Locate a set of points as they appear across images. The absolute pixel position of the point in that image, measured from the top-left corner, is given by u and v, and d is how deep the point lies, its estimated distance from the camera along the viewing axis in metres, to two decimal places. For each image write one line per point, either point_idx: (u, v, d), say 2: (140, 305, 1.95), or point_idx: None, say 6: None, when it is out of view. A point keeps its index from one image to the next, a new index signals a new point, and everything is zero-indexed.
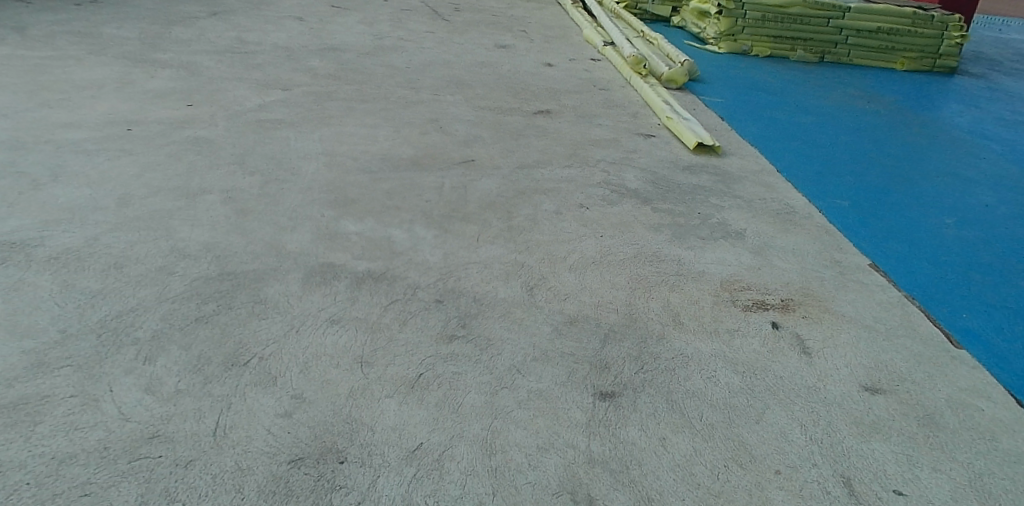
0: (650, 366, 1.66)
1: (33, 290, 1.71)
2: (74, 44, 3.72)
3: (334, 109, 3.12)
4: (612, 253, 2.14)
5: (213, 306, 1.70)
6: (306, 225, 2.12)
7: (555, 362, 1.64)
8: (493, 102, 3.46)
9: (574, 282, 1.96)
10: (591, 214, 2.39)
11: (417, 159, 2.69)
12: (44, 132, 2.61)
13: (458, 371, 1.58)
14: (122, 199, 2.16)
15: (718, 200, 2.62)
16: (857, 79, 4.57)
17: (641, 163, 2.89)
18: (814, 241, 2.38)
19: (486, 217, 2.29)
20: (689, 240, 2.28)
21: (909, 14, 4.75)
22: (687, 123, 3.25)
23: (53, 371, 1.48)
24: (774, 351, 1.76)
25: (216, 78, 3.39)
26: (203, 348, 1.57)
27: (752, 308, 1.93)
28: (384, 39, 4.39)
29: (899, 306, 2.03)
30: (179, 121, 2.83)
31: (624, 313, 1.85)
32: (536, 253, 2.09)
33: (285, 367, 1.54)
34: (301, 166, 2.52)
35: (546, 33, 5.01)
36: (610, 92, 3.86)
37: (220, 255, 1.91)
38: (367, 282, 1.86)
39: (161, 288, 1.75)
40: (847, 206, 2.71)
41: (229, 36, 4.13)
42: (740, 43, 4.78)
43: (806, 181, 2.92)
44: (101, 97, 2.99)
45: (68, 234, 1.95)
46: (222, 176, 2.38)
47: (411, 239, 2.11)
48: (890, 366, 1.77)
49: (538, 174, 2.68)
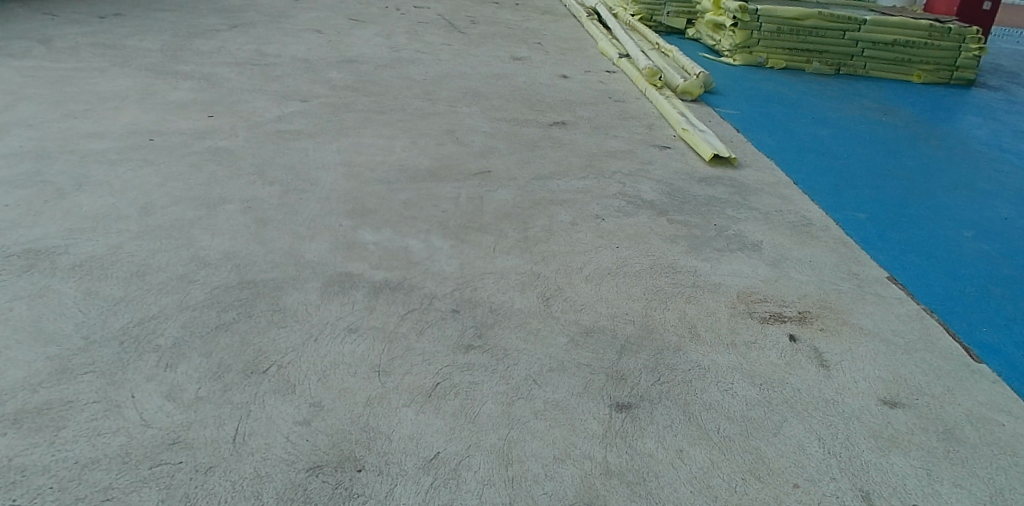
0: (666, 377, 1.65)
1: (58, 296, 1.74)
2: (98, 56, 3.78)
3: (352, 120, 3.16)
4: (628, 264, 2.14)
5: (233, 314, 1.72)
6: (324, 234, 2.14)
7: (572, 373, 1.64)
8: (509, 114, 3.49)
9: (590, 293, 1.96)
10: (607, 225, 2.40)
11: (434, 170, 2.72)
12: (68, 142, 2.65)
13: (475, 381, 1.58)
14: (145, 208, 2.20)
15: (734, 211, 2.63)
16: (873, 91, 4.56)
17: (657, 175, 2.90)
18: (832, 253, 2.37)
19: (501, 228, 2.30)
20: (704, 252, 2.28)
21: (926, 26, 4.73)
22: (703, 135, 3.27)
23: (77, 377, 1.49)
24: (791, 363, 1.76)
25: (236, 89, 3.44)
26: (223, 355, 1.58)
27: (768, 320, 1.93)
28: (401, 51, 4.43)
29: (917, 319, 2.02)
30: (200, 131, 2.87)
31: (641, 324, 1.85)
32: (552, 264, 2.10)
33: (304, 375, 1.55)
34: (320, 176, 2.56)
35: (561, 45, 5.04)
36: (625, 104, 3.88)
37: (240, 264, 1.94)
38: (384, 292, 1.87)
39: (182, 296, 1.77)
40: (865, 218, 2.71)
41: (249, 48, 4.19)
42: (755, 55, 4.83)
43: (824, 193, 2.92)
44: (124, 109, 3.04)
45: (93, 242, 1.99)
46: (241, 187, 2.41)
47: (428, 249, 2.12)
48: (909, 379, 1.75)
49: (553, 185, 2.69)
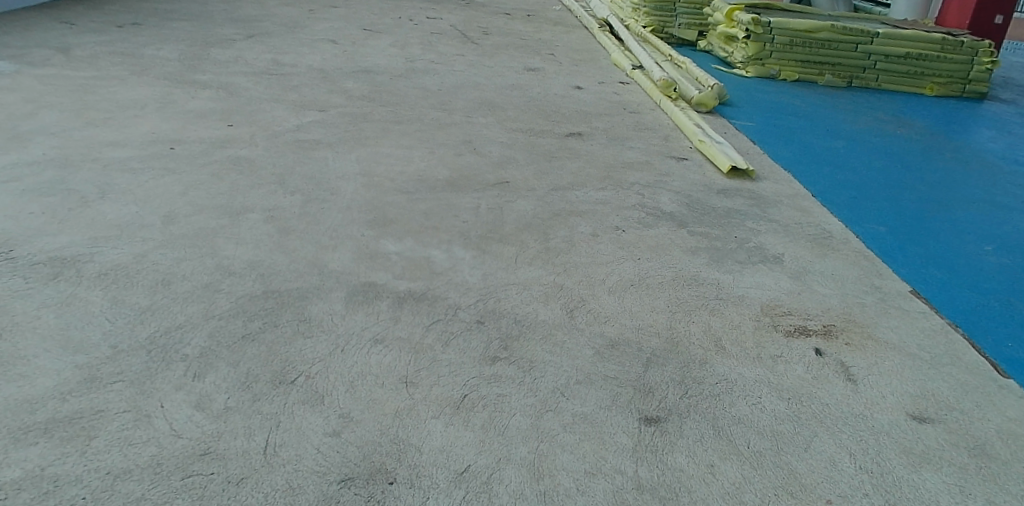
0: (693, 391, 1.64)
1: (84, 304, 1.74)
2: (116, 65, 3.82)
3: (370, 130, 3.18)
4: (650, 276, 2.14)
5: (259, 323, 1.72)
6: (347, 245, 2.15)
7: (599, 385, 1.63)
8: (525, 124, 3.50)
9: (613, 306, 1.96)
10: (627, 236, 2.40)
11: (453, 181, 2.73)
12: (90, 150, 2.67)
13: (502, 393, 1.58)
14: (168, 218, 2.20)
15: (754, 224, 2.62)
16: (887, 104, 4.56)
17: (675, 187, 2.90)
18: (853, 267, 2.36)
19: (522, 239, 2.30)
20: (726, 264, 2.27)
21: (938, 39, 4.73)
22: (720, 146, 3.28)
23: (106, 386, 1.49)
24: (818, 377, 1.75)
25: (254, 99, 3.46)
26: (251, 364, 1.58)
27: (793, 333, 1.92)
28: (416, 62, 4.45)
29: (942, 333, 2.01)
30: (220, 141, 2.89)
31: (666, 337, 1.84)
32: (574, 275, 2.10)
33: (332, 386, 1.54)
34: (340, 186, 2.57)
35: (575, 56, 5.06)
36: (640, 115, 3.89)
37: (264, 273, 1.94)
38: (409, 302, 1.87)
39: (208, 305, 1.77)
40: (885, 231, 2.70)
41: (265, 58, 4.22)
42: (768, 68, 4.86)
43: (842, 206, 2.92)
44: (144, 117, 3.06)
45: (118, 250, 1.99)
46: (263, 196, 2.41)
47: (450, 259, 2.13)
48: (937, 395, 1.74)
49: (573, 196, 2.70)
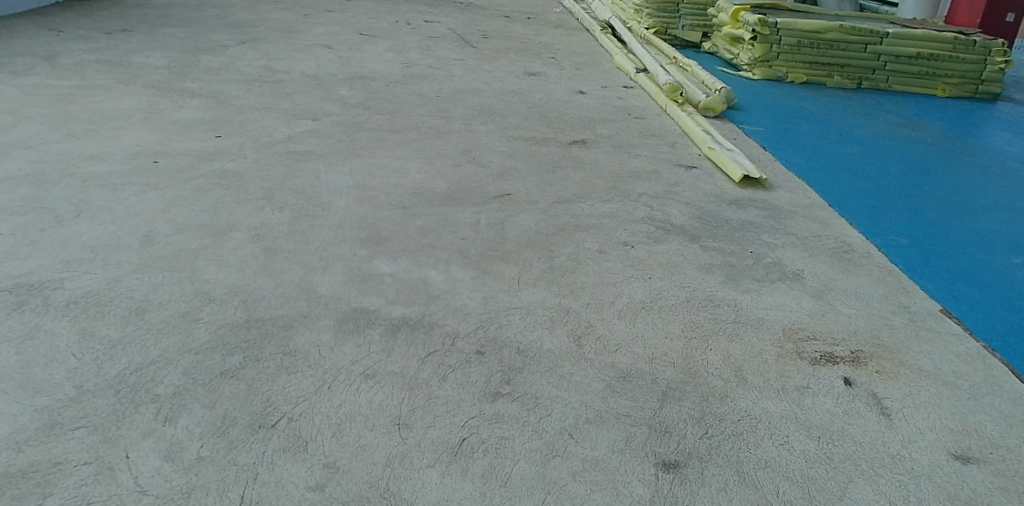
0: (715, 430, 1.50)
1: (49, 338, 1.60)
2: (103, 73, 3.68)
3: (365, 140, 3.04)
4: (662, 297, 2.00)
5: (239, 358, 1.57)
6: (338, 266, 2.01)
7: (610, 425, 1.49)
8: (526, 132, 3.36)
9: (625, 332, 1.81)
10: (637, 253, 2.26)
11: (452, 194, 2.59)
12: (69, 165, 2.53)
13: (505, 436, 1.43)
14: (147, 238, 2.07)
15: (770, 237, 2.48)
16: (899, 106, 4.42)
17: (685, 197, 2.76)
18: (878, 283, 2.22)
19: (525, 257, 2.16)
20: (743, 283, 2.13)
21: (950, 39, 4.58)
22: (730, 153, 3.13)
23: (66, 434, 1.35)
24: (850, 411, 1.60)
25: (245, 107, 3.33)
26: (228, 406, 1.44)
27: (819, 361, 1.78)
28: (413, 67, 4.32)
29: (979, 358, 1.86)
30: (207, 153, 2.75)
31: (682, 367, 1.69)
32: (581, 297, 1.96)
33: (317, 430, 1.40)
34: (332, 201, 2.43)
35: (576, 60, 4.93)
36: (646, 120, 3.75)
37: (247, 300, 1.80)
38: (403, 331, 1.73)
39: (184, 337, 1.63)
40: (908, 244, 2.56)
41: (258, 64, 4.08)
42: (775, 70, 4.71)
43: (861, 217, 2.77)
44: (128, 129, 2.93)
45: (90, 275, 1.85)
46: (249, 214, 2.28)
47: (448, 281, 1.99)
48: (980, 430, 1.59)
49: (578, 208, 2.56)
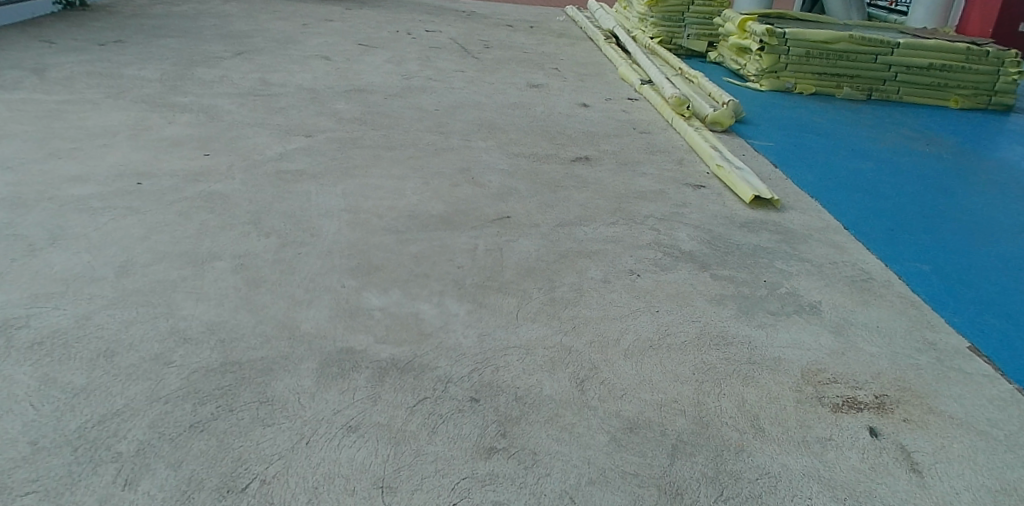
0: (732, 492, 1.38)
1: (7, 385, 1.47)
2: (92, 87, 3.57)
3: (359, 158, 2.92)
4: (671, 334, 1.87)
5: (211, 408, 1.45)
6: (324, 299, 1.88)
7: (616, 487, 1.37)
8: (528, 148, 3.24)
9: (631, 374, 1.69)
10: (643, 282, 2.13)
11: (448, 216, 2.47)
12: (48, 187, 2.41)
13: (500, 500, 1.31)
14: (123, 269, 1.94)
15: (783, 264, 2.35)
16: (911, 119, 4.29)
17: (694, 220, 2.63)
18: (899, 316, 2.09)
19: (524, 287, 2.04)
20: (757, 317, 2.00)
21: (963, 49, 4.43)
22: (740, 172, 3.00)
23: (15, 501, 1.22)
24: (876, 468, 1.49)
25: (237, 123, 3.22)
26: (196, 466, 1.31)
27: (841, 408, 1.66)
28: (412, 79, 4.20)
29: (1013, 404, 1.73)
30: (194, 173, 2.63)
31: (694, 416, 1.57)
32: (585, 334, 1.83)
33: (292, 495, 1.28)
34: (322, 225, 2.31)
35: (580, 71, 4.81)
36: (652, 135, 3.63)
37: (225, 339, 1.67)
38: (391, 374, 1.60)
39: (153, 383, 1.50)
40: (929, 270, 2.43)
41: (252, 77, 3.97)
42: (783, 80, 4.60)
43: (879, 241, 2.64)
44: (113, 147, 2.81)
45: (59, 311, 1.73)
46: (233, 240, 2.15)
47: (442, 315, 1.86)
48: (1018, 489, 1.47)
49: (580, 232, 2.43)
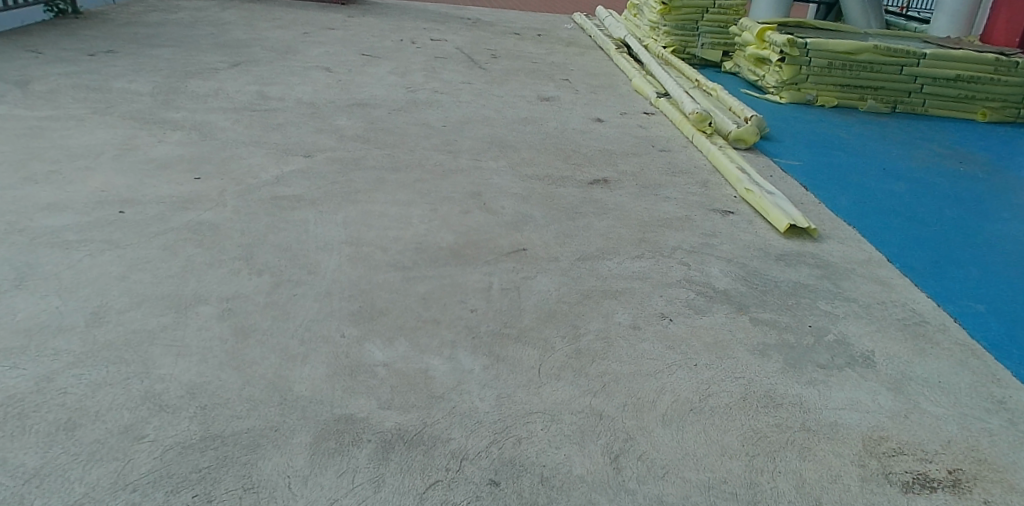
0: None
1: None
2: (79, 101, 3.37)
3: (361, 181, 2.71)
4: (713, 394, 1.65)
5: (186, 500, 1.27)
6: (321, 352, 1.67)
7: None
8: (542, 169, 3.03)
9: (671, 446, 1.49)
10: (676, 328, 1.91)
11: (458, 248, 2.25)
12: (20, 216, 2.21)
13: None
14: (96, 316, 1.74)
15: (828, 304, 2.13)
16: (940, 134, 4.07)
17: (725, 252, 2.42)
18: (961, 368, 1.87)
19: (545, 335, 1.82)
20: (807, 371, 1.78)
21: (992, 60, 4.20)
22: (771, 197, 2.78)
23: None
24: None
25: (231, 141, 3.01)
26: None
27: (913, 487, 1.46)
28: (417, 92, 4.00)
29: None
30: (182, 199, 2.42)
31: (746, 501, 1.38)
32: (616, 395, 1.61)
33: None
34: (320, 260, 2.09)
35: (592, 82, 4.60)
36: (672, 154, 3.41)
37: (206, 406, 1.46)
38: (398, 450, 1.40)
39: (120, 467, 1.32)
40: (985, 310, 2.20)
41: (249, 90, 3.77)
42: (804, 93, 4.39)
43: (925, 275, 2.42)
44: (96, 169, 2.61)
45: (18, 371, 1.52)
46: (221, 280, 1.94)
47: (454, 372, 1.64)
48: None
49: (603, 267, 2.22)
